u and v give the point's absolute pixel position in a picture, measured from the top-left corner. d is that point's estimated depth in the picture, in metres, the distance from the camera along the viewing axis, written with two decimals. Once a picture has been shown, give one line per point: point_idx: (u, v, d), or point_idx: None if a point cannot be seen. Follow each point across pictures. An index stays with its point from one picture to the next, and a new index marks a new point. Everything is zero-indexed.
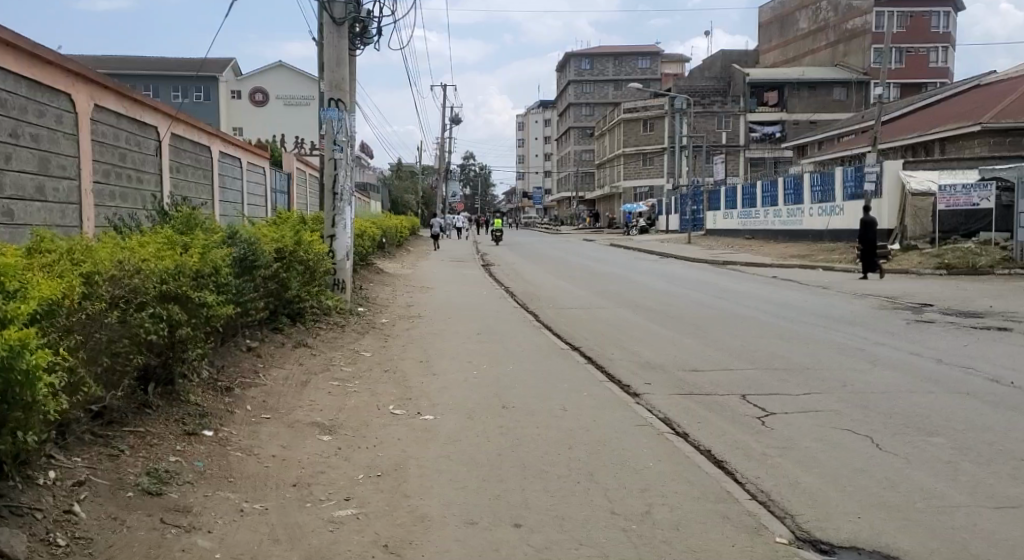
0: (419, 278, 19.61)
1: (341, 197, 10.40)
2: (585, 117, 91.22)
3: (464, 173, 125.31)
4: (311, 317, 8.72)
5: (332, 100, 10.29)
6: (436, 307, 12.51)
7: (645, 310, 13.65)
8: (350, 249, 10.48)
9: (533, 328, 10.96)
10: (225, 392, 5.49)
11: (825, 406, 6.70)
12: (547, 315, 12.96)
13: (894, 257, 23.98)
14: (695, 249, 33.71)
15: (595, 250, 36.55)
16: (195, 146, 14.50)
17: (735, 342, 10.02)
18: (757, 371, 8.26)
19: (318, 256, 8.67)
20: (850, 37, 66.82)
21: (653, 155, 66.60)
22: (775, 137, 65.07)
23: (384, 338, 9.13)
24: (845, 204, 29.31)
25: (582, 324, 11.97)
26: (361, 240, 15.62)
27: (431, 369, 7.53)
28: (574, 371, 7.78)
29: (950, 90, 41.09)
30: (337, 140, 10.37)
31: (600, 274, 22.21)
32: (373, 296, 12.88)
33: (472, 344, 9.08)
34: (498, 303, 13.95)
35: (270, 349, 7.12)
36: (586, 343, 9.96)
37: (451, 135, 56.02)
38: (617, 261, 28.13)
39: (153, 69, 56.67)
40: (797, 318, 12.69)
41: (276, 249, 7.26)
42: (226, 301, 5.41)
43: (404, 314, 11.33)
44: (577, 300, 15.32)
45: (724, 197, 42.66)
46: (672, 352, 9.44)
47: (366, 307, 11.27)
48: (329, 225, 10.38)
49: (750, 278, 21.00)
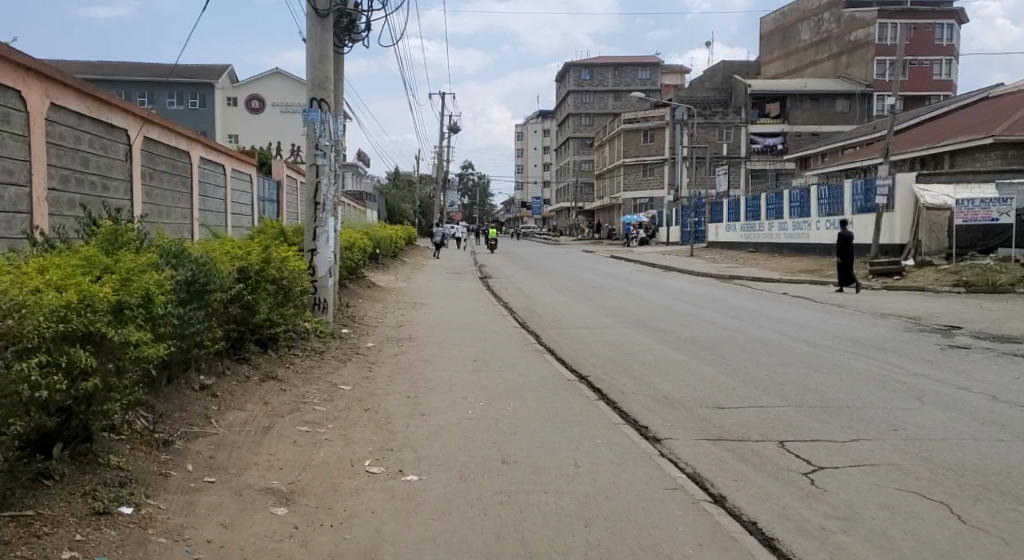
0: (412, 292, 18.60)
1: (323, 207, 9.38)
2: (584, 127, 90.45)
3: (463, 183, 124.23)
4: (283, 343, 7.74)
5: (314, 101, 9.28)
6: (430, 328, 11.52)
7: (654, 331, 12.67)
8: (333, 264, 9.47)
9: (535, 353, 9.96)
10: (161, 447, 4.51)
11: (882, 458, 5.69)
12: (549, 336, 11.96)
13: (909, 273, 23.05)
14: (698, 263, 32.79)
15: (596, 262, 35.69)
16: (172, 151, 13.52)
17: (759, 372, 9.02)
18: (790, 410, 7.25)
19: (294, 274, 7.69)
20: (852, 49, 66.02)
21: (653, 166, 65.86)
22: (777, 149, 64.74)
23: (367, 366, 8.14)
24: (855, 217, 28.37)
25: (589, 347, 10.97)
26: (349, 253, 14.59)
27: (421, 408, 6.53)
28: (584, 410, 6.76)
29: (958, 101, 40.25)
30: (320, 144, 9.35)
31: (602, 288, 21.21)
32: (361, 316, 11.89)
33: (467, 374, 8.08)
34: (496, 323, 12.96)
35: (231, 385, 6.14)
36: (594, 373, 8.94)
37: (449, 145, 55.10)
38: (619, 274, 27.16)
39: (148, 74, 55.88)
40: (820, 341, 11.70)
41: (239, 268, 6.29)
42: (163, 337, 4.43)
43: (393, 337, 10.33)
44: (581, 319, 14.32)
45: (727, 209, 41.73)
46: (691, 383, 8.44)
47: (351, 328, 10.28)
48: (309, 238, 9.36)
49: (760, 295, 20.00)
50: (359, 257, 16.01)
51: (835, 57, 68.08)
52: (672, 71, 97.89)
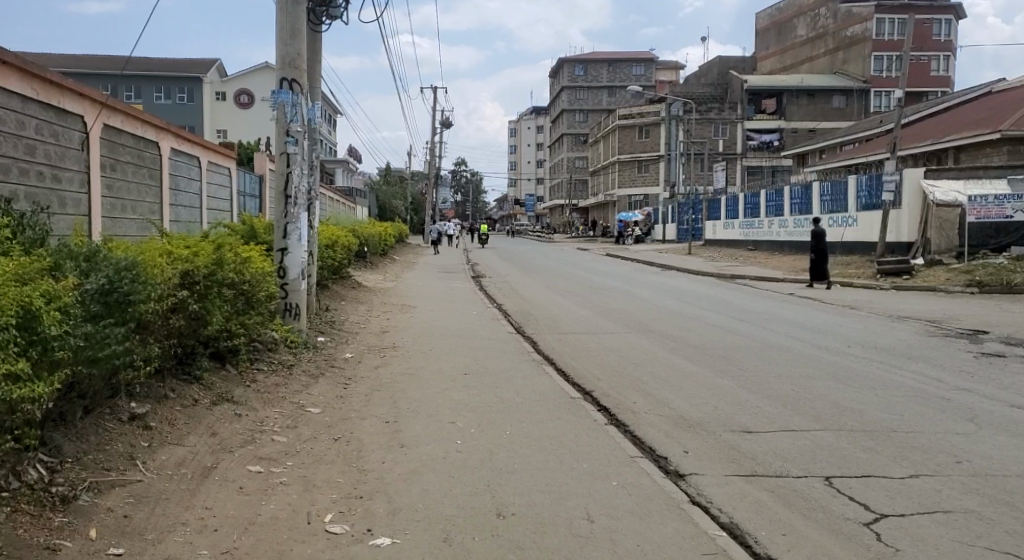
0: (399, 293, 17.60)
1: (294, 201, 8.37)
2: (578, 123, 89.42)
3: (455, 180, 122.95)
4: (244, 358, 6.74)
5: (285, 80, 8.29)
6: (418, 334, 10.53)
7: (661, 337, 11.70)
8: (306, 265, 8.44)
9: (533, 363, 8.99)
10: (56, 507, 3.53)
11: (954, 503, 4.72)
12: (546, 343, 10.99)
13: (918, 273, 22.18)
14: (696, 261, 31.86)
15: (592, 261, 34.64)
16: (137, 140, 12.47)
17: (783, 387, 8.07)
18: (828, 435, 6.27)
19: (255, 278, 6.70)
20: (849, 44, 65.12)
21: (648, 163, 64.93)
22: (773, 146, 63.89)
23: (342, 382, 7.13)
24: (859, 215, 27.51)
25: (590, 356, 9.98)
26: (331, 251, 13.57)
27: (401, 437, 5.53)
28: (593, 438, 5.78)
29: (961, 96, 39.28)
30: (291, 130, 8.33)
31: (600, 288, 20.24)
32: (342, 320, 10.91)
33: (457, 391, 7.06)
34: (489, 328, 11.97)
35: (174, 413, 5.13)
36: (599, 388, 7.96)
37: (441, 140, 53.97)
38: (617, 273, 26.24)
39: (135, 68, 54.86)
40: (841, 349, 10.75)
41: (182, 271, 5.28)
42: (59, 366, 3.47)
43: (376, 346, 9.32)
44: (580, 322, 13.35)
45: (725, 206, 40.83)
46: (709, 402, 7.47)
47: (327, 337, 9.27)
48: (280, 236, 8.35)
49: (766, 295, 19.06)
50: (343, 255, 15.03)
51: (832, 53, 67.25)
52: (668, 67, 96.98)
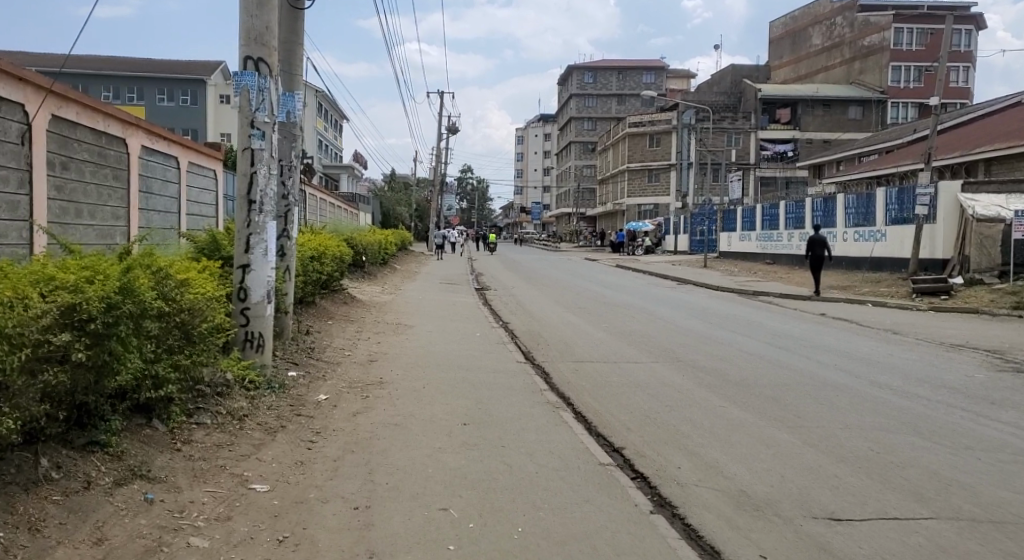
0: (397, 308, 16.15)
1: (260, 207, 6.82)
2: (587, 131, 88.04)
3: (461, 187, 121.64)
4: (178, 409, 5.26)
5: (249, 59, 6.76)
6: (409, 364, 9.00)
7: (693, 370, 10.15)
8: (272, 285, 6.89)
9: (549, 407, 7.45)
10: None
11: None
12: (562, 376, 9.48)
13: (958, 293, 20.61)
14: (714, 275, 30.34)
15: (603, 273, 33.16)
16: (98, 135, 10.98)
17: (861, 446, 6.51)
18: (945, 528, 4.70)
19: (194, 304, 5.23)
20: (866, 54, 63.58)
21: (659, 172, 63.36)
22: (787, 156, 62.20)
23: (306, 440, 5.60)
24: (888, 229, 25.93)
25: (615, 396, 8.46)
26: (319, 264, 12.13)
27: (370, 538, 3.99)
28: (636, 540, 4.23)
29: (986, 106, 37.72)
30: (256, 119, 6.77)
31: (615, 305, 18.75)
32: (323, 346, 9.39)
33: (455, 454, 5.51)
34: (495, 355, 10.43)
35: (49, 507, 3.73)
36: (632, 446, 6.44)
37: (446, 146, 52.61)
38: (630, 288, 24.70)
39: (138, 69, 53.88)
40: (906, 387, 9.17)
41: (59, 307, 3.87)
42: None
43: (360, 381, 7.78)
44: (598, 348, 11.81)
45: (741, 217, 39.30)
46: (771, 468, 5.92)
47: (299, 372, 7.73)
48: (241, 250, 6.80)
49: (797, 316, 17.51)
50: (335, 266, 13.55)
51: (848, 63, 65.77)
52: (679, 76, 95.62)
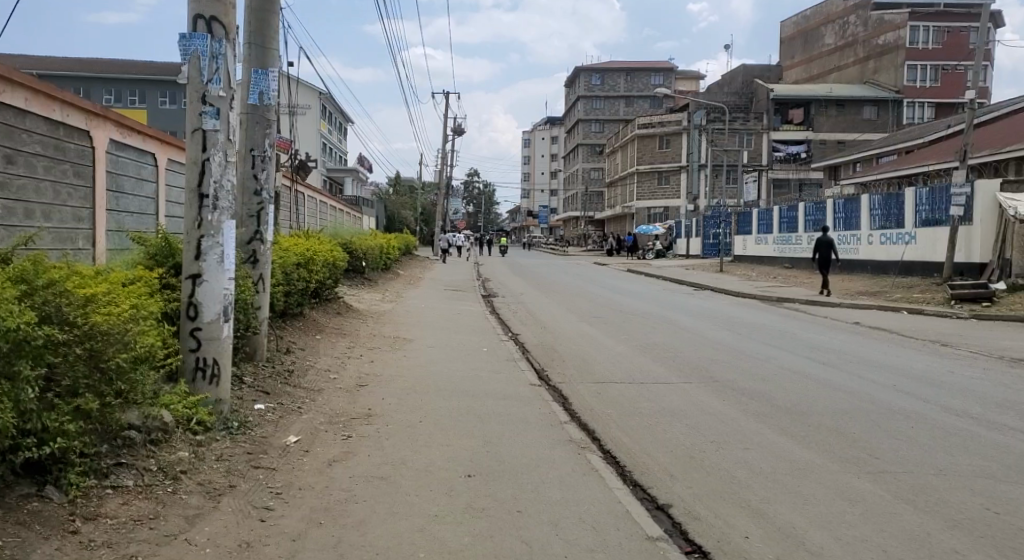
0: (396, 318, 14.83)
1: (215, 204, 5.49)
2: (594, 134, 86.61)
3: (468, 190, 120.26)
4: (84, 469, 3.95)
5: (199, 18, 5.41)
6: (405, 389, 7.68)
7: (733, 394, 8.81)
8: (229, 302, 5.55)
9: (572, 447, 6.11)
10: None
11: None
12: (584, 401, 8.17)
13: (1001, 299, 19.16)
14: (733, 280, 28.92)
15: (614, 278, 31.72)
16: (54, 126, 9.70)
17: (971, 503, 5.14)
18: None
19: (105, 328, 3.97)
20: (881, 53, 62.19)
21: (669, 174, 61.87)
22: (800, 158, 60.65)
23: (259, 507, 4.27)
24: (917, 231, 24.50)
25: (648, 429, 7.12)
26: (306, 270, 10.83)
27: None
28: None
29: (1006, 104, 36.18)
30: (208, 93, 5.42)
31: (632, 314, 17.40)
32: (305, 368, 8.06)
33: (455, 528, 4.16)
34: (505, 376, 9.13)
35: None
36: (682, 505, 5.10)
37: (452, 148, 51.19)
38: (645, 294, 23.33)
39: (140, 72, 52.57)
40: (989, 415, 7.79)
41: None
42: None
43: (343, 414, 6.42)
44: (620, 365, 10.47)
45: (757, 220, 37.80)
46: (869, 539, 4.56)
47: (270, 404, 6.39)
48: (190, 257, 5.47)
49: (831, 326, 16.13)
50: (325, 272, 12.23)
51: (862, 62, 64.33)
52: (688, 77, 94.27)
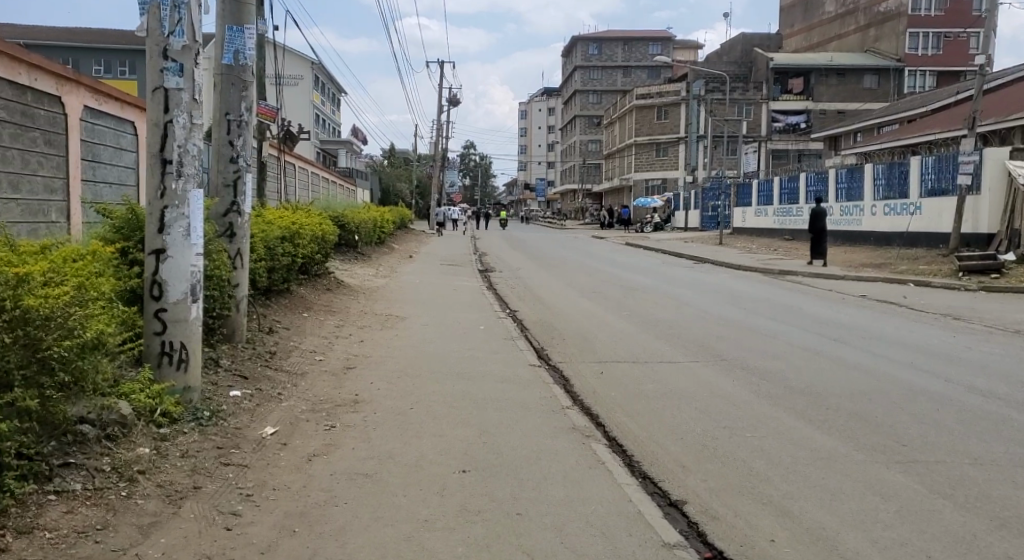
0: (389, 294, 14.32)
1: (180, 172, 4.93)
2: (592, 105, 85.45)
3: (464, 163, 119.23)
4: (19, 475, 3.43)
5: None
6: (395, 372, 7.20)
7: (743, 373, 8.35)
8: (199, 279, 5.02)
9: (575, 435, 5.66)
10: None
11: None
12: (585, 383, 7.72)
13: (1010, 271, 18.67)
14: (734, 252, 28.43)
15: (612, 251, 31.21)
16: (20, 90, 9.10)
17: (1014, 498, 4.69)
18: None
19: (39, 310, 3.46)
20: (882, 21, 61.19)
21: (667, 145, 61.00)
22: (800, 128, 59.62)
23: (226, 511, 3.77)
24: (922, 201, 23.98)
25: (655, 413, 6.66)
26: (292, 244, 10.31)
27: None
28: None
29: (1007, 72, 35.41)
30: (171, 47, 4.84)
31: (632, 288, 16.92)
32: (289, 349, 7.58)
33: (449, 536, 3.68)
34: (502, 355, 8.66)
35: None
36: (697, 500, 4.66)
37: (448, 119, 50.34)
38: (645, 267, 22.78)
39: (128, 42, 50.92)
40: (1015, 395, 7.35)
41: None
42: None
43: (327, 401, 5.94)
44: (622, 343, 10.02)
45: (757, 191, 37.20)
46: (910, 543, 4.11)
47: (246, 390, 5.89)
48: (153, 230, 4.92)
49: (837, 299, 15.66)
50: (313, 246, 11.68)
51: (863, 30, 63.33)
52: (686, 47, 93.09)
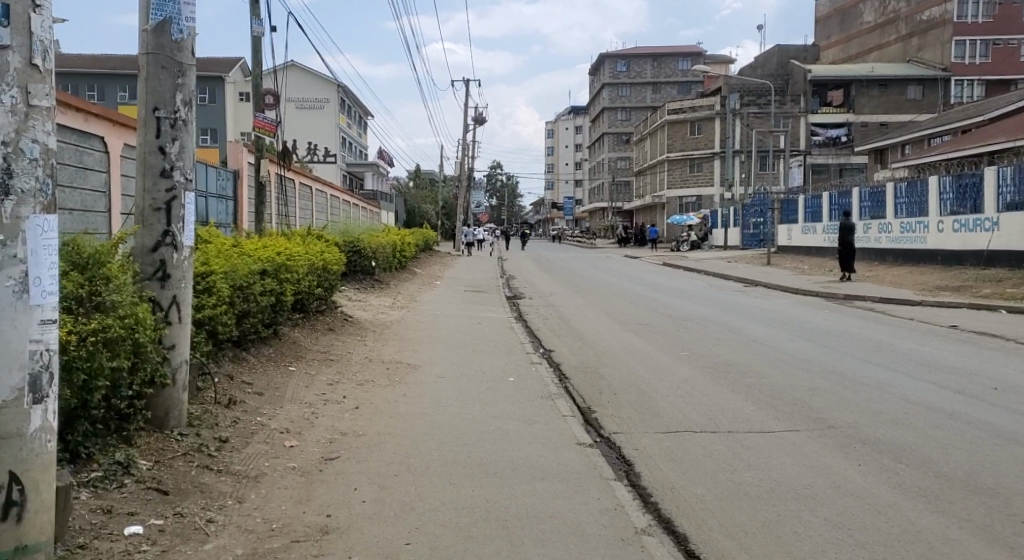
0: (401, 331, 12.31)
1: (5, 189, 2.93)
2: (620, 122, 83.53)
3: (491, 183, 117.81)
4: None
5: None
6: (393, 464, 5.14)
7: (867, 451, 6.17)
8: (42, 362, 3.01)
9: None
10: None
11: None
12: (661, 472, 5.57)
13: None
14: (784, 274, 26.12)
15: (648, 273, 29.02)
16: None
17: None
18: None
19: None
20: (924, 30, 58.57)
21: (701, 161, 58.56)
22: (840, 141, 57.21)
23: None
24: (998, 216, 21.58)
25: (772, 532, 4.53)
26: (278, 279, 8.37)
27: None
28: None
29: None
30: None
31: (683, 318, 14.75)
32: (251, 429, 5.56)
33: None
34: (540, 426, 6.57)
35: None
36: None
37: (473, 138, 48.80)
38: (691, 292, 20.57)
39: None
40: None
41: None
42: None
43: (281, 532, 3.91)
44: (691, 400, 7.88)
45: (802, 207, 34.83)
46: None
47: (157, 518, 3.89)
48: None
49: (928, 332, 13.34)
50: (309, 281, 9.74)
51: (905, 39, 60.67)
52: (718, 62, 91.18)
